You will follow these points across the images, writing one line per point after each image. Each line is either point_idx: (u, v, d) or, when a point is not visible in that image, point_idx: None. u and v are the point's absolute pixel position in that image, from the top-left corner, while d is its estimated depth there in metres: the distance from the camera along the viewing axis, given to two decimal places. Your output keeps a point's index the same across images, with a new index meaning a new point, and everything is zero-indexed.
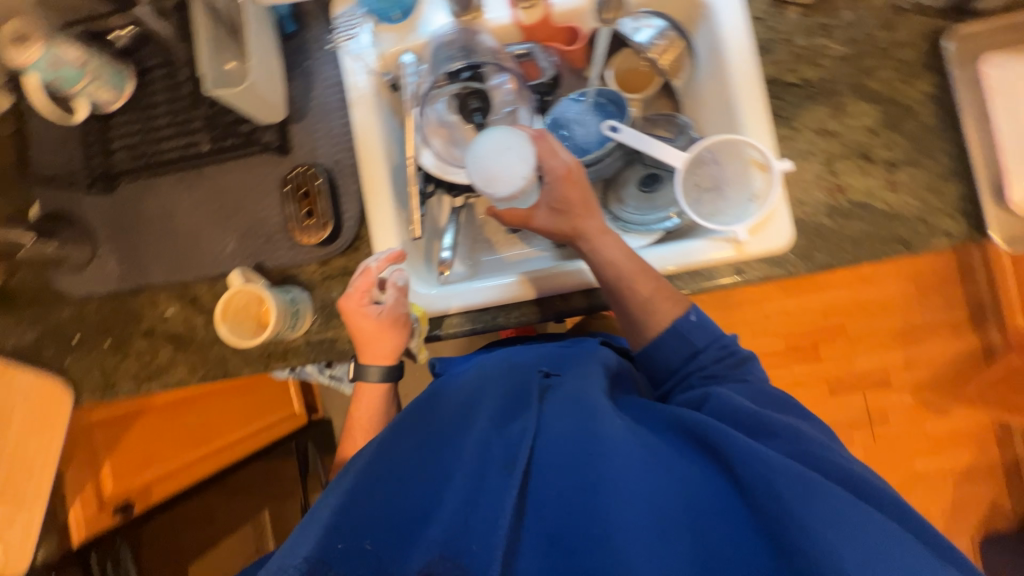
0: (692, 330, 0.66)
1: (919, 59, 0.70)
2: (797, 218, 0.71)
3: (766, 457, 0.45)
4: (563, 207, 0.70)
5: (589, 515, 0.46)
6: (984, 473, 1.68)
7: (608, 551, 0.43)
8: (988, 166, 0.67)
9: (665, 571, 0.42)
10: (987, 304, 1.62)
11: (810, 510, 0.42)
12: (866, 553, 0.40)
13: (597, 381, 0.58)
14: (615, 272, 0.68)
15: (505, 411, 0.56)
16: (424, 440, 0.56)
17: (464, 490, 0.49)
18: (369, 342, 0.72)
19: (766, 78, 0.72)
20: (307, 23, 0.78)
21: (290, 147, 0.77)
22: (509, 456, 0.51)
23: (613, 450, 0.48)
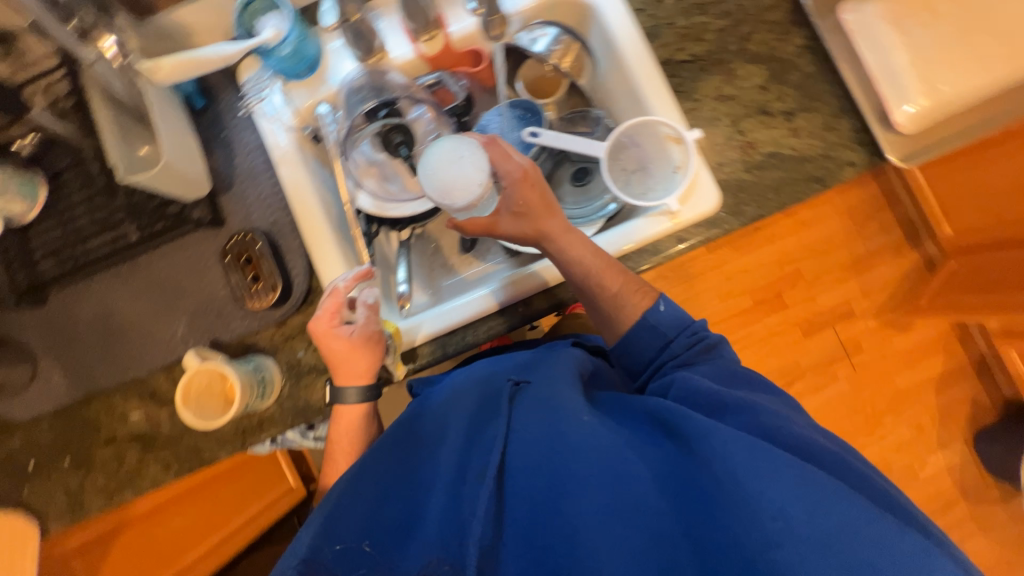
0: (662, 322, 0.69)
1: (786, 18, 0.77)
2: (720, 179, 0.76)
3: (721, 433, 0.48)
4: (523, 209, 0.72)
5: (557, 511, 0.48)
6: (958, 375, 1.78)
7: (574, 544, 0.46)
8: (869, 97, 0.74)
9: (626, 554, 0.45)
10: (917, 221, 1.72)
11: (758, 476, 0.45)
12: (817, 512, 0.42)
13: (566, 380, 0.58)
14: (583, 270, 0.70)
15: (477, 423, 0.58)
16: (403, 456, 0.59)
17: (445, 495, 0.53)
18: (343, 361, 0.70)
19: (660, 61, 0.78)
20: (216, 95, 0.78)
21: (224, 218, 0.76)
22: (482, 464, 0.53)
23: (578, 451, 0.50)
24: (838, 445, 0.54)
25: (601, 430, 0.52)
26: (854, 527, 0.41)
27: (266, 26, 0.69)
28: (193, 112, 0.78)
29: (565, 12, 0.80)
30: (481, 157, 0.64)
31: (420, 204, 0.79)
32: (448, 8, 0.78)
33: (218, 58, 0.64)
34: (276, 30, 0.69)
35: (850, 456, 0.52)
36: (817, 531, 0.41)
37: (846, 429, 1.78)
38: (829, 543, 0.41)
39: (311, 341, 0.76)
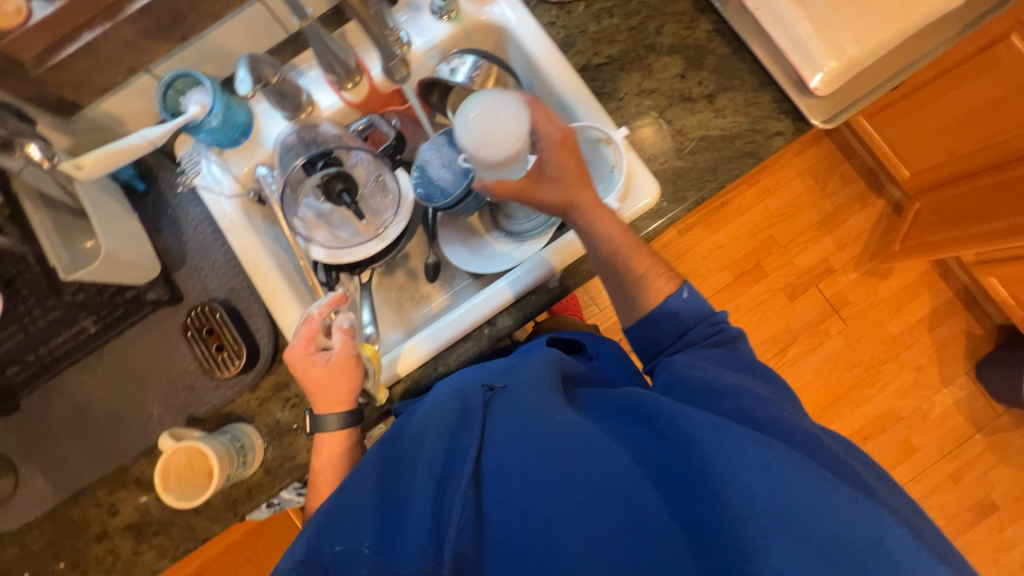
0: (683, 309, 0.65)
1: (691, 7, 0.80)
2: (656, 171, 0.77)
3: (690, 416, 0.49)
4: (558, 173, 0.69)
5: (531, 514, 0.50)
6: (949, 311, 1.78)
7: (552, 546, 0.48)
8: (782, 68, 0.76)
9: (599, 548, 0.47)
10: (876, 168, 1.78)
11: (725, 455, 0.46)
12: (780, 488, 0.43)
13: (542, 385, 0.59)
14: (610, 247, 0.68)
15: (456, 428, 0.57)
16: (382, 470, 0.55)
17: (426, 502, 0.51)
18: (321, 391, 0.68)
19: (579, 68, 0.80)
20: (156, 176, 0.79)
21: (182, 294, 0.77)
22: (458, 471, 0.54)
23: (549, 454, 0.52)
24: (816, 425, 0.52)
25: (576, 427, 0.53)
26: (815, 502, 0.42)
27: (191, 103, 0.71)
28: (136, 196, 0.79)
29: (481, 38, 0.84)
30: (522, 111, 0.66)
31: (372, 246, 0.82)
32: (366, 53, 0.80)
33: (142, 142, 0.65)
34: (201, 104, 0.71)
35: (825, 436, 0.51)
36: (778, 504, 0.43)
37: (850, 384, 1.77)
38: (787, 515, 0.42)
39: (286, 401, 0.76)
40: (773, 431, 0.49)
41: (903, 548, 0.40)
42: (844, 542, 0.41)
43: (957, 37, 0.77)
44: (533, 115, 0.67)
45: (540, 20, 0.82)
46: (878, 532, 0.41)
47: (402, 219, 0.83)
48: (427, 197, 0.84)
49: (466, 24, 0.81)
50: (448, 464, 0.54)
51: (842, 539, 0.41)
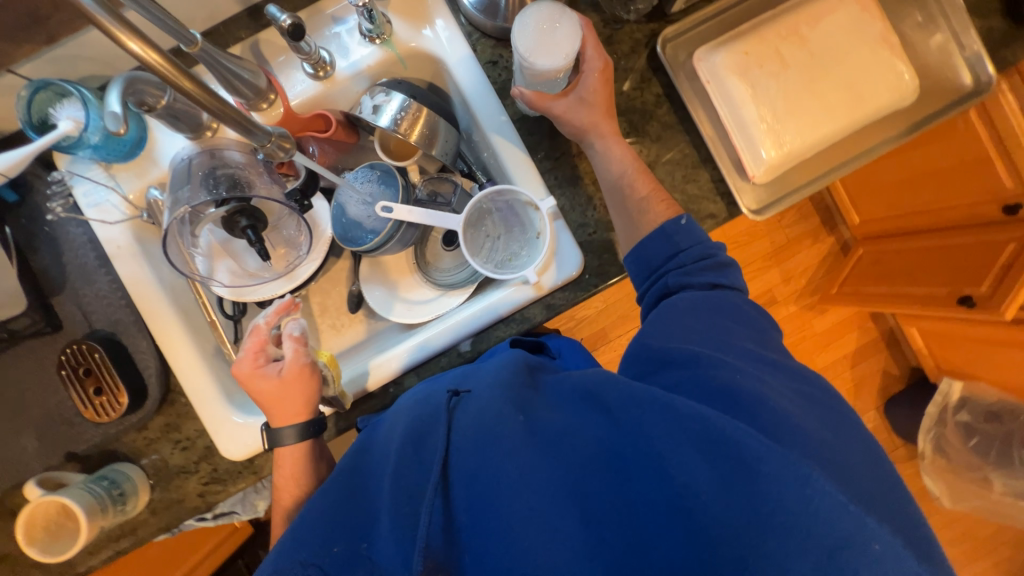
0: (679, 233, 0.63)
1: (643, 65, 0.75)
2: (583, 241, 0.74)
3: (642, 401, 0.47)
4: (591, 98, 0.69)
5: (492, 512, 0.46)
6: (872, 349, 1.87)
7: (512, 542, 0.45)
8: (722, 149, 0.73)
9: (557, 538, 0.44)
10: (833, 207, 1.80)
11: (669, 437, 0.45)
12: (721, 460, 0.43)
13: (507, 380, 0.54)
14: (621, 168, 0.69)
15: (418, 434, 0.53)
16: (348, 483, 0.53)
17: (392, 515, 0.48)
18: (275, 402, 0.66)
19: (516, 118, 0.75)
20: (31, 186, 0.71)
21: (62, 322, 0.71)
22: (423, 480, 0.50)
23: (509, 446, 0.48)
24: (776, 387, 0.50)
25: (539, 425, 0.50)
26: (758, 475, 0.42)
27: (62, 117, 0.62)
28: (6, 207, 0.70)
29: (417, 65, 0.76)
30: (578, 34, 0.63)
31: (280, 285, 0.79)
32: (282, 72, 0.73)
33: None
34: (74, 120, 0.62)
35: (786, 402, 0.49)
36: (720, 477, 0.43)
37: None
38: (734, 492, 0.42)
39: (176, 442, 0.73)
40: (723, 401, 0.48)
41: (840, 516, 0.40)
42: (791, 516, 0.41)
43: (897, 135, 0.76)
44: (585, 38, 0.67)
45: (481, 58, 0.75)
46: (814, 496, 0.41)
47: (316, 256, 0.81)
48: (346, 238, 0.79)
49: (398, 51, 0.73)
50: (408, 473, 0.50)
51: (784, 510, 0.41)
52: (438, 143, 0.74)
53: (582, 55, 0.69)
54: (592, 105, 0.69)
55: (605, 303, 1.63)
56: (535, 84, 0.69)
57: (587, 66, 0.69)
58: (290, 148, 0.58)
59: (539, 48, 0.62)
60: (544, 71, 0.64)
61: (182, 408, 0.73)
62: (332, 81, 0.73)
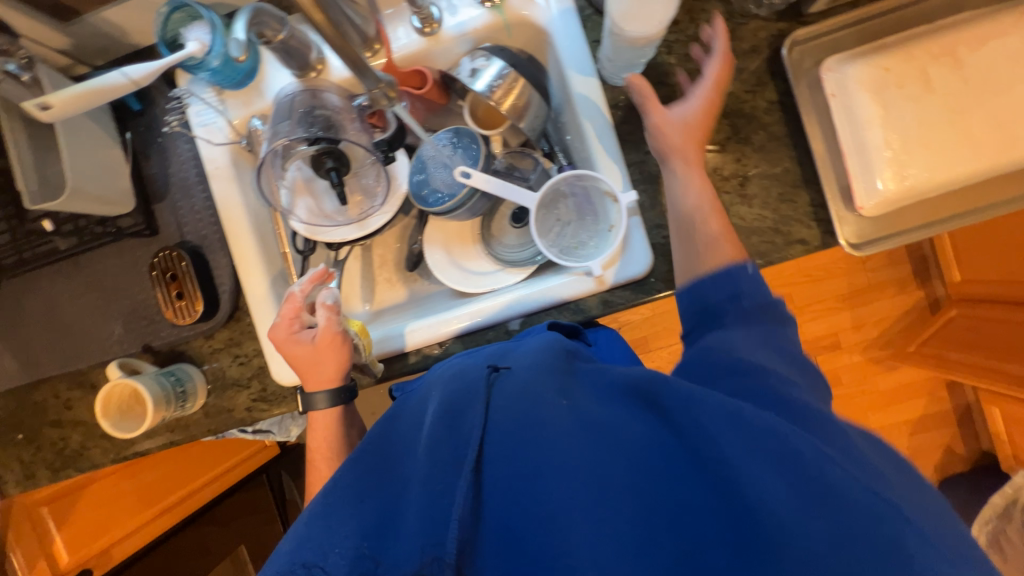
0: (745, 279, 0.56)
1: (762, 66, 0.69)
2: (655, 243, 0.71)
3: (707, 404, 0.43)
4: (693, 122, 0.65)
5: (535, 501, 0.40)
6: (938, 420, 1.71)
7: (554, 541, 0.38)
8: (833, 171, 0.67)
9: (606, 541, 0.37)
10: (929, 258, 1.63)
11: (738, 447, 0.39)
12: (813, 497, 0.37)
13: (548, 364, 0.51)
14: (690, 201, 0.64)
15: (452, 409, 0.47)
16: (379, 451, 0.49)
17: (420, 489, 0.42)
18: (309, 367, 0.69)
19: (610, 105, 0.72)
20: (152, 99, 0.77)
21: (158, 227, 0.77)
22: (457, 457, 0.43)
23: (559, 432, 0.43)
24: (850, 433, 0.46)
25: (585, 410, 0.45)
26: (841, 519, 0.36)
27: (190, 37, 0.66)
28: (131, 114, 0.77)
29: (522, 35, 0.74)
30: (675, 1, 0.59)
31: (351, 231, 0.80)
32: (391, 24, 0.74)
33: (125, 81, 0.57)
34: (200, 41, 0.66)
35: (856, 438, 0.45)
36: (799, 499, 0.37)
37: None
38: (820, 545, 0.35)
39: (235, 356, 0.79)
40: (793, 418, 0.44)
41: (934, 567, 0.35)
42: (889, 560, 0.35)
43: None
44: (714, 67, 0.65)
45: (588, 34, 0.72)
46: (905, 535, 0.36)
47: (389, 209, 0.81)
48: (419, 196, 0.80)
49: (507, 17, 0.72)
50: (437, 443, 0.45)
51: (872, 553, 0.35)
52: (528, 115, 0.73)
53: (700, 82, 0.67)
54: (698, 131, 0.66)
55: (652, 312, 1.58)
56: (622, 54, 0.65)
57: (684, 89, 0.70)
58: (393, 98, 0.62)
59: (633, 12, 0.58)
60: (634, 39, 0.60)
61: (246, 326, 0.79)
62: (436, 39, 0.73)
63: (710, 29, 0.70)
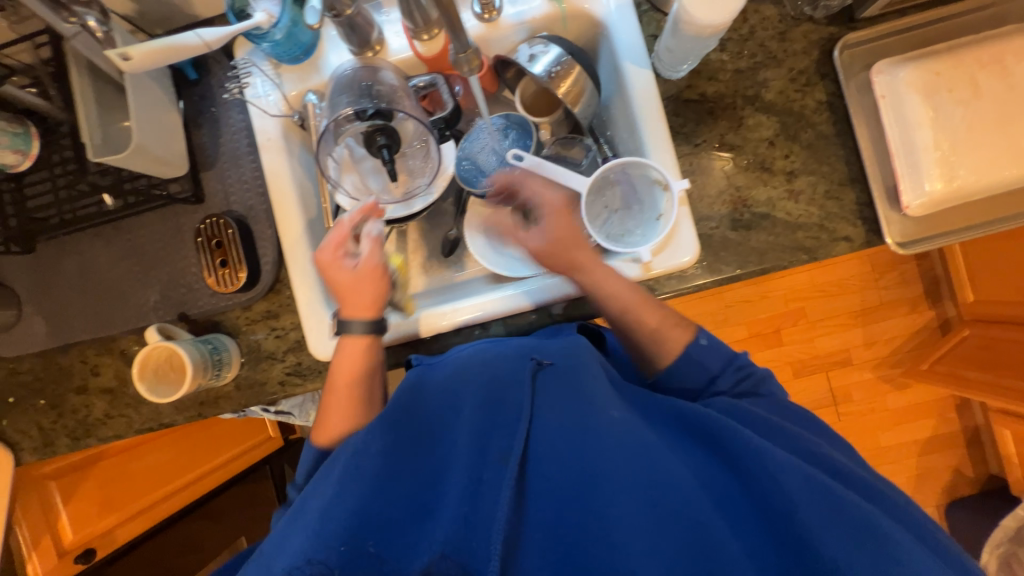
0: (703, 354, 0.66)
1: (812, 67, 0.71)
2: (702, 233, 0.72)
3: (768, 451, 0.50)
4: (552, 229, 0.71)
5: (591, 510, 0.50)
6: (947, 441, 1.71)
7: (607, 542, 0.48)
8: (880, 171, 0.69)
9: (655, 553, 0.46)
10: (941, 279, 1.65)
11: (804, 499, 0.47)
12: (810, 507, 0.46)
13: (587, 368, 0.61)
14: (619, 305, 0.68)
15: (497, 397, 0.58)
16: (417, 436, 0.57)
17: (465, 484, 0.52)
18: (349, 293, 0.69)
19: (663, 97, 0.73)
20: (209, 69, 0.77)
21: (204, 196, 0.77)
22: (506, 449, 0.54)
23: (604, 441, 0.53)
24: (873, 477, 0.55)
25: (633, 428, 0.55)
26: (831, 523, 0.46)
27: (259, 8, 0.67)
28: (186, 83, 0.77)
29: (577, 28, 0.76)
30: None
31: (398, 210, 0.80)
32: None
33: (198, 42, 0.57)
34: (268, 13, 0.66)
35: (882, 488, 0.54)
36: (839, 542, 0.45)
37: None
38: (807, 539, 0.45)
39: (272, 329, 0.78)
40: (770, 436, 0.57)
41: None
42: None
43: None
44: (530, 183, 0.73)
45: (643, 29, 0.74)
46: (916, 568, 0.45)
47: (435, 190, 0.80)
48: (464, 177, 0.81)
49: (565, 8, 0.73)
50: (489, 433, 0.56)
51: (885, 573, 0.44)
52: (581, 103, 0.74)
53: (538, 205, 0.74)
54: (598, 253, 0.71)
55: None
56: (684, 44, 0.66)
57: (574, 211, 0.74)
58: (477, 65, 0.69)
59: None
60: (702, 28, 0.61)
61: (285, 299, 0.78)
62: (495, 25, 0.74)
63: (762, 30, 0.72)
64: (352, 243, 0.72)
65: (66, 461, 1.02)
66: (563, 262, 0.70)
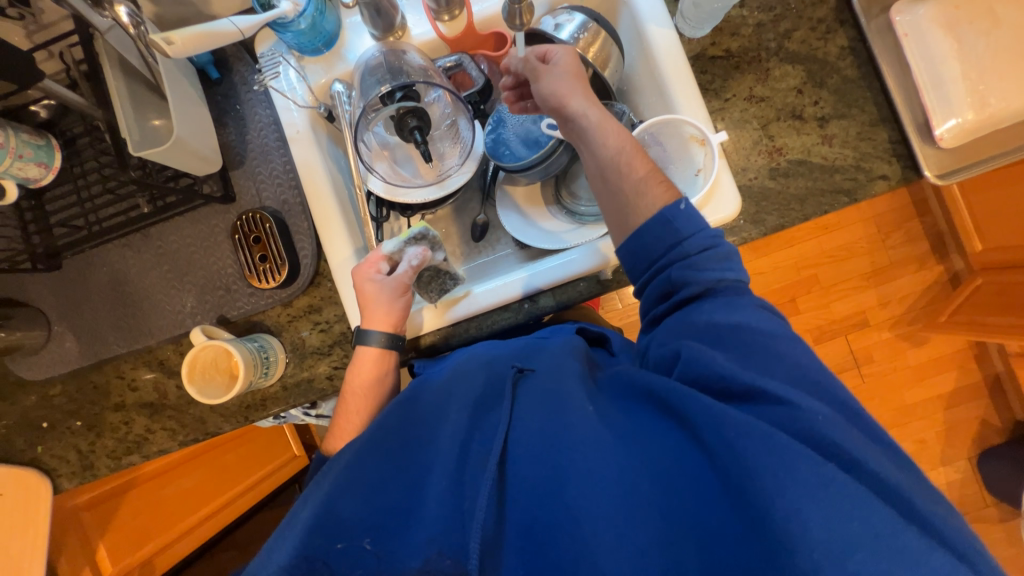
0: (679, 218, 0.57)
1: (832, 15, 0.72)
2: (742, 185, 0.72)
3: (738, 424, 0.44)
4: (570, 67, 0.65)
5: (562, 502, 0.47)
6: (970, 393, 1.73)
7: (579, 541, 0.45)
8: (910, 106, 0.70)
9: (630, 547, 0.44)
10: (945, 233, 1.67)
11: (777, 475, 0.42)
12: (764, 472, 0.42)
13: (567, 364, 0.59)
14: (618, 144, 0.62)
15: (483, 403, 0.57)
16: (400, 442, 0.55)
17: (445, 483, 0.50)
18: (370, 303, 0.66)
19: (689, 56, 0.74)
20: (230, 67, 0.77)
21: (234, 194, 0.75)
22: (487, 450, 0.52)
23: (574, 434, 0.50)
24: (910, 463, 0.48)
25: (605, 423, 0.51)
26: (787, 486, 0.41)
27: None
28: (208, 83, 0.76)
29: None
30: None
31: (432, 191, 0.78)
32: None
33: (234, 30, 0.59)
34: (295, 2, 0.65)
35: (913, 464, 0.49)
36: (830, 532, 0.40)
37: None
38: (774, 516, 0.41)
39: (315, 324, 0.76)
40: (758, 399, 0.48)
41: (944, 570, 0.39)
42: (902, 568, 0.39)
43: None
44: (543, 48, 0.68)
45: None
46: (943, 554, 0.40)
47: (466, 170, 0.79)
48: (496, 153, 0.80)
49: None
50: (470, 437, 0.54)
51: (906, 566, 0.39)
52: (609, 67, 0.76)
53: (552, 58, 0.67)
54: (559, 93, 0.64)
55: None
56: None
57: (557, 55, 0.66)
58: None
59: None
60: None
61: (327, 292, 0.77)
62: None
63: None
64: (388, 262, 0.69)
65: (97, 490, 0.97)
66: (544, 93, 0.65)
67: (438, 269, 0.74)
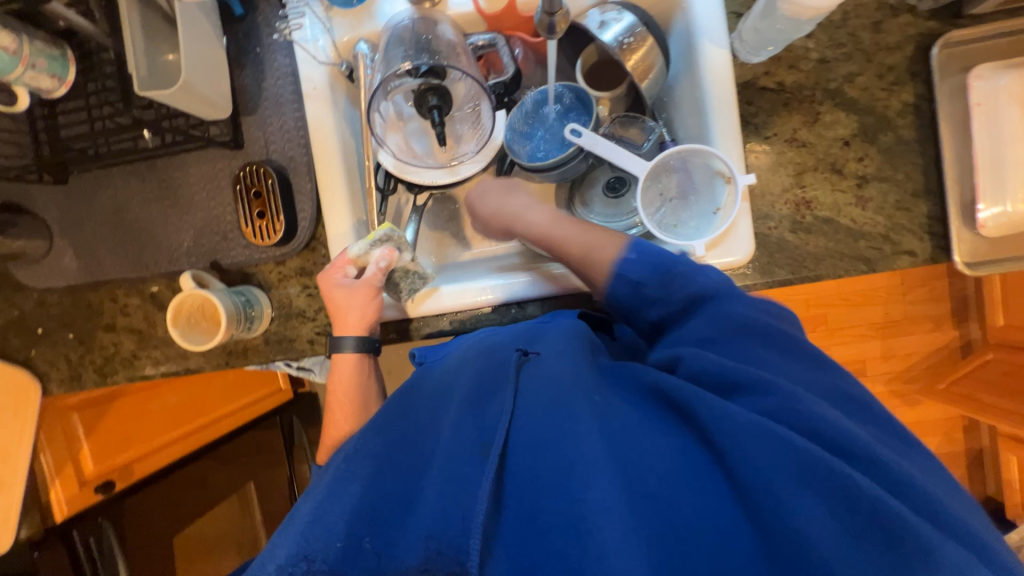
0: (670, 281, 0.56)
1: (904, 65, 0.66)
2: (759, 233, 0.68)
3: (749, 427, 0.42)
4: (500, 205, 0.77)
5: (569, 495, 0.43)
6: (949, 461, 1.72)
7: (587, 543, 0.40)
8: (960, 183, 0.65)
9: (640, 548, 0.40)
10: (972, 299, 1.61)
11: (793, 488, 0.40)
12: (780, 480, 0.40)
13: (570, 345, 0.55)
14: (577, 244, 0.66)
15: (479, 387, 0.52)
16: (403, 432, 0.52)
17: (442, 472, 0.46)
18: (337, 311, 0.68)
19: (737, 82, 0.69)
20: (256, 5, 0.73)
21: (244, 142, 0.74)
22: (486, 440, 0.47)
23: (582, 424, 0.46)
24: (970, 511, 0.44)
25: (611, 412, 0.47)
26: (801, 502, 0.40)
27: None
28: (231, 18, 0.73)
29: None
30: None
31: (442, 176, 0.76)
32: None
33: None
34: None
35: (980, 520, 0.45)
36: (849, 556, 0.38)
37: None
38: (797, 534, 0.39)
39: (304, 286, 0.76)
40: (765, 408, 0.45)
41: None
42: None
43: None
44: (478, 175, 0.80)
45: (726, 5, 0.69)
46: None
47: (481, 159, 0.77)
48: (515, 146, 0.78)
49: None
50: (466, 416, 0.49)
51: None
52: (649, 78, 0.71)
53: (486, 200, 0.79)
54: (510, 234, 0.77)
55: None
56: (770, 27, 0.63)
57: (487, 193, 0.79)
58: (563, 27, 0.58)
59: None
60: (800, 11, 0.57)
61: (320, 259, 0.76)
62: None
63: (856, 18, 0.67)
64: (356, 266, 0.69)
65: (84, 395, 1.01)
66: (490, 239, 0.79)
67: (406, 270, 0.70)
